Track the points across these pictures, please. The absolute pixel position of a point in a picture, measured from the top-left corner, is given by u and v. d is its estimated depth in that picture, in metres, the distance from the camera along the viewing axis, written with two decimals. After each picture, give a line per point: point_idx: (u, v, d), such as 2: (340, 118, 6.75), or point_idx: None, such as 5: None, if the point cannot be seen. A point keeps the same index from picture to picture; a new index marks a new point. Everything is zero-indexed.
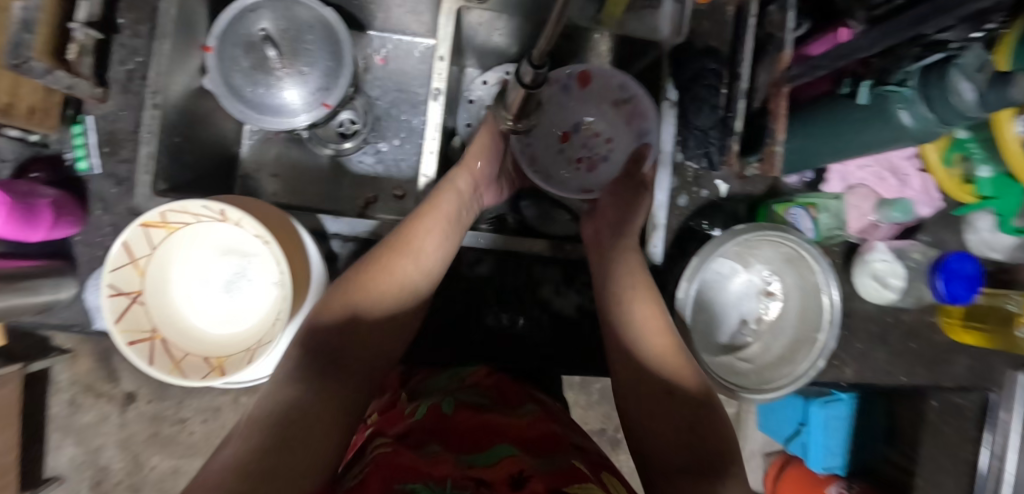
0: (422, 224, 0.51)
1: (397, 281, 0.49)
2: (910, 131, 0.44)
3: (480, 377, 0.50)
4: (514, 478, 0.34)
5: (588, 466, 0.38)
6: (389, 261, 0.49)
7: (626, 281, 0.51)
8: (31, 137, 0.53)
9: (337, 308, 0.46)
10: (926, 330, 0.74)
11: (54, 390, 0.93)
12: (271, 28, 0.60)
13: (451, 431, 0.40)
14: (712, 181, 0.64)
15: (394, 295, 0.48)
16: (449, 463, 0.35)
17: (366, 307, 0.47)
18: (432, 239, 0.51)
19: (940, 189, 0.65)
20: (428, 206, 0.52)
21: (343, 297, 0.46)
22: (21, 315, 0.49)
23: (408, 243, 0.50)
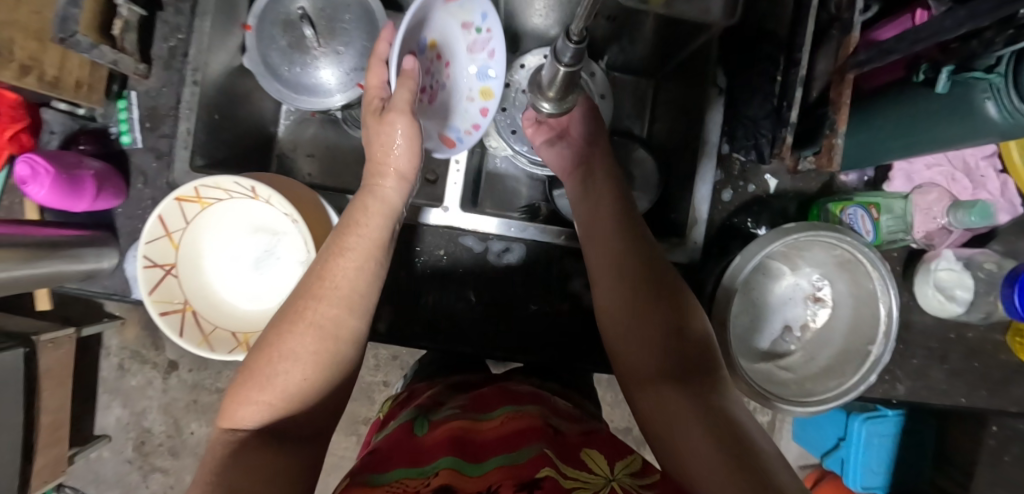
0: (340, 254, 0.38)
1: (321, 331, 0.35)
2: (999, 125, 0.39)
3: (460, 399, 0.47)
4: (486, 491, 0.31)
5: (560, 453, 0.36)
6: (301, 305, 0.35)
7: (603, 256, 0.46)
8: (79, 111, 0.54)
9: (258, 396, 0.33)
10: (991, 348, 0.67)
11: (104, 354, 0.98)
12: (308, 6, 0.59)
13: (415, 453, 0.37)
14: (760, 176, 0.60)
15: (314, 352, 0.34)
16: (410, 491, 0.32)
17: (278, 383, 0.32)
18: (354, 267, 0.37)
19: (1022, 194, 0.59)
20: (351, 224, 0.40)
21: (260, 369, 0.33)
22: (67, 281, 0.52)
23: (324, 281, 0.36)
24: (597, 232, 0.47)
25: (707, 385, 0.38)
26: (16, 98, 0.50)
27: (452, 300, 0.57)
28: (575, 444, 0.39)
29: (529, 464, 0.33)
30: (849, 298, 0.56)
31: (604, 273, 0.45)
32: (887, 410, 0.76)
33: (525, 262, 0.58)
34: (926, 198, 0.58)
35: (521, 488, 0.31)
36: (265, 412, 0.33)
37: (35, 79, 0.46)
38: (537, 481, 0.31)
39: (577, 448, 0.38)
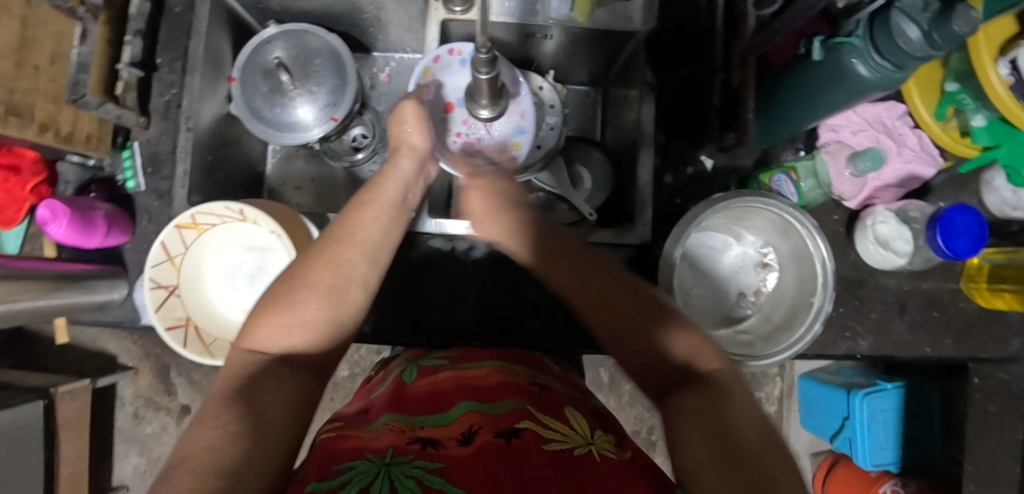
0: (361, 210, 0.47)
1: (344, 272, 0.43)
2: (869, 81, 0.46)
3: (451, 352, 0.52)
4: (464, 435, 0.34)
5: (543, 407, 0.39)
6: (330, 249, 0.44)
7: (562, 261, 0.50)
8: (90, 162, 0.62)
9: (280, 321, 0.39)
10: (949, 298, 0.69)
11: (120, 404, 1.03)
12: (284, 55, 0.68)
13: (404, 400, 0.41)
14: (697, 158, 0.66)
15: (335, 285, 0.42)
16: (398, 431, 0.35)
17: (301, 304, 0.40)
18: (373, 224, 0.47)
19: (939, 145, 0.65)
20: (371, 190, 0.50)
21: (282, 295, 0.40)
22: (83, 312, 0.58)
23: (353, 229, 0.46)
24: (541, 243, 0.52)
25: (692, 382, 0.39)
26: (37, 155, 0.60)
27: (431, 298, 0.63)
28: (557, 400, 0.41)
29: (509, 415, 0.36)
30: (790, 259, 0.61)
31: (564, 279, 0.50)
32: (885, 384, 0.87)
33: (490, 257, 0.63)
34: (833, 153, 0.63)
35: (499, 435, 0.34)
36: (282, 337, 0.39)
37: (53, 136, 0.54)
38: (517, 432, 0.34)
39: (560, 405, 0.40)
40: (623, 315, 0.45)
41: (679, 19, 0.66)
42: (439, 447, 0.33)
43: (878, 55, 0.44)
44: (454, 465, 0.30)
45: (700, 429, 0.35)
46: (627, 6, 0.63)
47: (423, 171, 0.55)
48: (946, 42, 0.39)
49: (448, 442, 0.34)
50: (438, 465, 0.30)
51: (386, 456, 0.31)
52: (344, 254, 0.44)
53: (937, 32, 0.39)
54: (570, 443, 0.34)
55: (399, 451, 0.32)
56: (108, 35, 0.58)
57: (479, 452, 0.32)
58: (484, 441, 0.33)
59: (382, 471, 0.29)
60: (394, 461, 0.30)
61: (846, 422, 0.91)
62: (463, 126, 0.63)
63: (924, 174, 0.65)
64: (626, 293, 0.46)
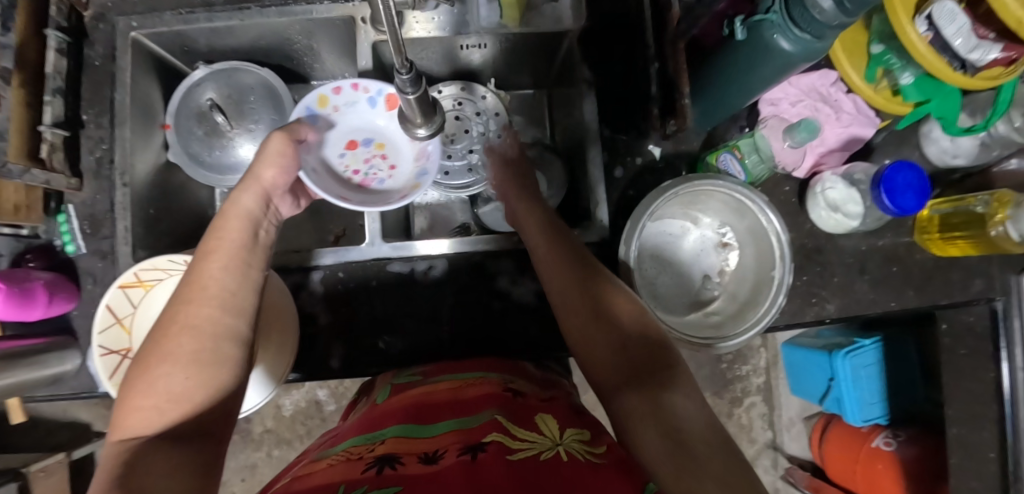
0: (205, 255, 0.41)
1: (194, 326, 0.36)
2: (794, 55, 0.47)
3: (426, 368, 0.52)
4: (428, 455, 0.33)
5: (514, 416, 0.37)
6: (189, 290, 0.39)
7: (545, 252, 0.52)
8: (22, 231, 0.59)
9: (139, 408, 0.32)
10: (906, 250, 0.71)
11: None
12: (216, 96, 0.66)
13: (373, 421, 0.40)
14: (646, 148, 0.66)
15: (189, 350, 0.35)
16: (357, 458, 0.33)
17: (154, 381, 0.33)
18: (218, 267, 0.41)
19: (874, 107, 0.66)
20: (213, 237, 0.44)
21: (143, 373, 0.34)
22: (34, 388, 0.55)
23: (200, 267, 0.40)
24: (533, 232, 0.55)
25: (662, 374, 0.39)
26: None
27: (397, 325, 0.61)
28: (529, 406, 0.40)
29: (480, 427, 0.35)
30: (747, 235, 0.62)
31: (551, 270, 0.50)
32: (862, 340, 0.89)
33: (451, 274, 0.61)
34: (771, 128, 0.63)
35: (466, 450, 0.32)
36: (152, 419, 0.32)
37: None
38: (483, 445, 0.33)
39: (533, 412, 0.39)
40: (574, 307, 0.46)
41: (609, 12, 0.67)
42: (399, 467, 0.31)
43: (796, 28, 0.45)
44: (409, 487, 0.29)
45: (646, 426, 0.35)
46: (556, 6, 0.63)
47: (272, 208, 0.50)
48: (856, 9, 0.41)
49: (409, 458, 0.32)
50: (394, 489, 0.28)
51: (338, 491, 0.29)
52: (197, 314, 0.37)
53: (848, 0, 0.40)
54: (538, 448, 0.33)
55: (352, 483, 0.30)
56: (24, 98, 0.55)
57: (443, 471, 0.30)
58: (450, 460, 0.31)
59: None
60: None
61: (832, 383, 0.92)
62: (365, 164, 0.65)
63: (865, 135, 0.67)
64: (596, 306, 0.45)
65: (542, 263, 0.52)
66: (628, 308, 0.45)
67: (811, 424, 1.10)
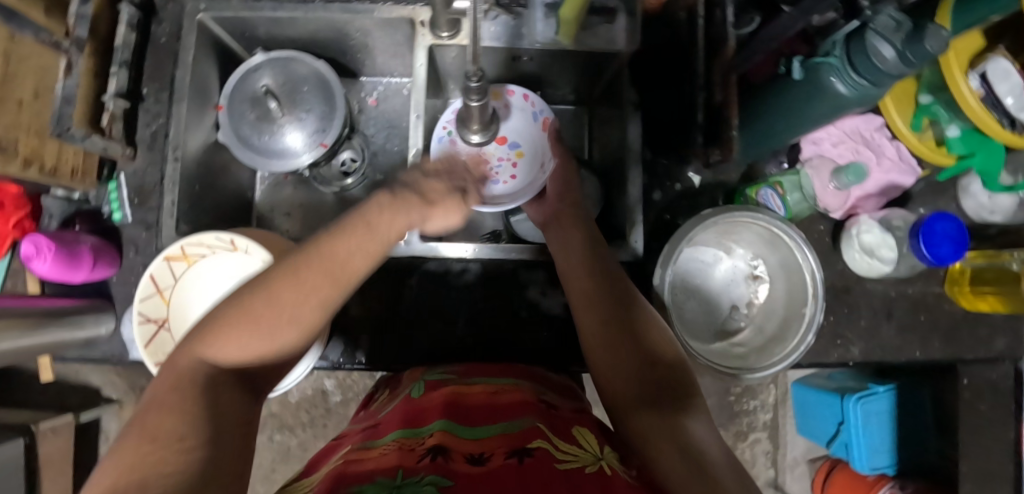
0: (350, 230, 0.41)
1: (317, 297, 0.37)
2: (849, 99, 0.48)
3: (455, 367, 0.52)
4: (474, 456, 0.34)
5: (552, 426, 0.38)
6: (327, 254, 0.39)
7: (573, 266, 0.52)
8: (75, 195, 0.60)
9: (237, 337, 0.35)
10: (934, 301, 0.70)
11: (104, 439, 0.99)
12: (271, 83, 0.68)
13: (412, 416, 0.41)
14: (685, 174, 0.67)
15: (287, 319, 0.36)
16: (405, 449, 0.35)
17: (230, 333, 0.35)
18: (366, 254, 0.41)
19: (917, 156, 0.66)
20: (376, 209, 0.43)
21: (243, 312, 0.35)
22: (68, 348, 0.57)
23: (360, 232, 0.41)
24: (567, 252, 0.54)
25: (679, 396, 0.40)
26: (18, 190, 0.57)
27: (424, 323, 0.62)
28: (566, 420, 0.41)
29: (522, 433, 0.36)
30: (780, 270, 0.62)
31: (580, 275, 0.52)
32: (876, 387, 0.87)
33: (483, 278, 0.62)
34: (816, 169, 0.65)
35: (511, 454, 0.33)
36: (243, 353, 0.36)
37: (37, 171, 0.53)
38: (529, 451, 0.33)
39: (570, 425, 0.40)
40: (600, 307, 0.48)
41: (661, 39, 0.68)
42: (448, 462, 0.32)
43: (855, 73, 0.46)
44: (463, 484, 0.30)
45: (660, 446, 0.35)
46: (610, 28, 0.65)
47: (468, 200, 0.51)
48: (919, 60, 0.42)
49: (457, 454, 0.34)
50: (448, 482, 0.30)
51: (396, 477, 0.31)
52: (312, 290, 0.37)
53: (911, 51, 0.42)
54: (581, 461, 0.33)
55: (408, 471, 0.31)
56: (93, 67, 0.57)
57: (492, 472, 0.31)
58: (498, 463, 0.32)
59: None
60: (404, 483, 0.30)
61: (841, 427, 0.91)
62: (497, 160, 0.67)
63: (904, 183, 0.67)
64: (615, 319, 0.47)
65: (570, 281, 0.53)
66: (655, 331, 0.46)
67: (816, 466, 1.09)
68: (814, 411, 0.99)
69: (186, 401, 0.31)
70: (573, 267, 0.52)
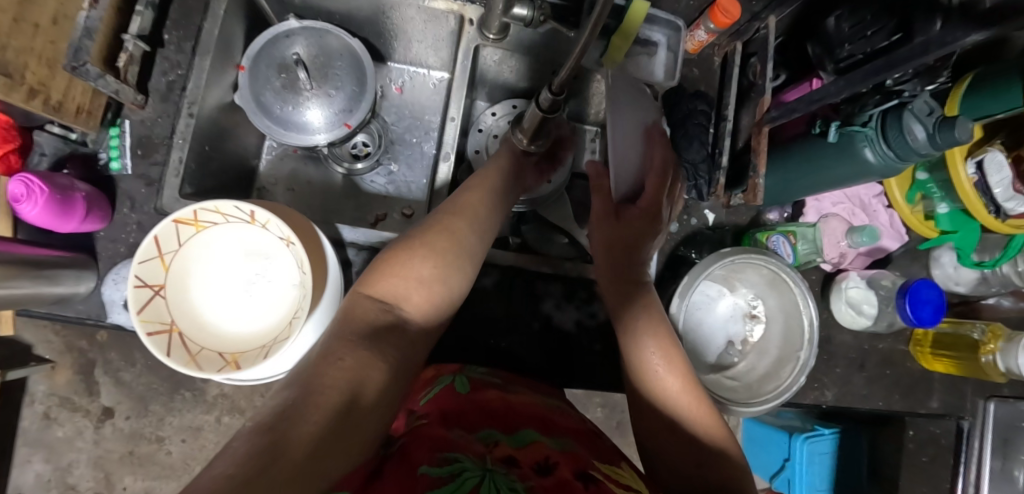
0: (472, 192, 0.54)
1: (447, 233, 0.49)
2: (875, 167, 0.52)
3: (495, 370, 0.51)
4: (542, 463, 0.34)
5: (592, 451, 0.39)
6: (446, 220, 0.50)
7: (643, 356, 0.51)
8: (72, 135, 0.55)
9: (397, 278, 0.44)
10: (899, 357, 0.77)
11: (29, 401, 0.87)
12: (303, 53, 0.65)
13: (466, 414, 0.40)
14: (701, 211, 0.69)
15: (455, 248, 0.48)
16: (471, 446, 0.35)
17: (418, 259, 0.46)
18: (483, 208, 0.53)
19: (906, 225, 0.73)
20: (477, 176, 0.56)
21: (425, 243, 0.48)
22: (41, 303, 0.51)
23: (471, 200, 0.53)
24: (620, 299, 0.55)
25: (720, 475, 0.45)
26: (9, 121, 0.51)
27: None
28: (607, 451, 0.40)
29: (570, 455, 0.36)
30: (778, 313, 0.66)
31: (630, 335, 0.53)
32: (823, 428, 0.87)
33: (499, 283, 0.63)
34: (830, 226, 0.70)
35: (574, 475, 0.33)
36: (398, 291, 0.44)
37: (40, 103, 0.48)
38: (591, 477, 0.34)
39: (616, 456, 0.40)
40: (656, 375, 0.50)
41: (695, 78, 0.71)
42: (518, 471, 0.33)
43: (886, 145, 0.50)
44: (538, 487, 0.31)
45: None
46: (651, 61, 0.67)
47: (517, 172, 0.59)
48: (945, 144, 0.45)
49: (524, 463, 0.34)
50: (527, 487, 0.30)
51: (484, 461, 0.33)
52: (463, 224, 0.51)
53: (940, 135, 0.45)
54: None
55: (493, 461, 0.33)
56: (118, 3, 0.53)
57: (554, 489, 0.31)
58: (565, 477, 0.33)
59: (483, 475, 0.30)
60: (493, 469, 0.32)
61: (786, 464, 0.89)
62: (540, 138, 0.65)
63: (889, 246, 0.73)
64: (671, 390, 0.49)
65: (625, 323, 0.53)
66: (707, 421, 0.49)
67: None
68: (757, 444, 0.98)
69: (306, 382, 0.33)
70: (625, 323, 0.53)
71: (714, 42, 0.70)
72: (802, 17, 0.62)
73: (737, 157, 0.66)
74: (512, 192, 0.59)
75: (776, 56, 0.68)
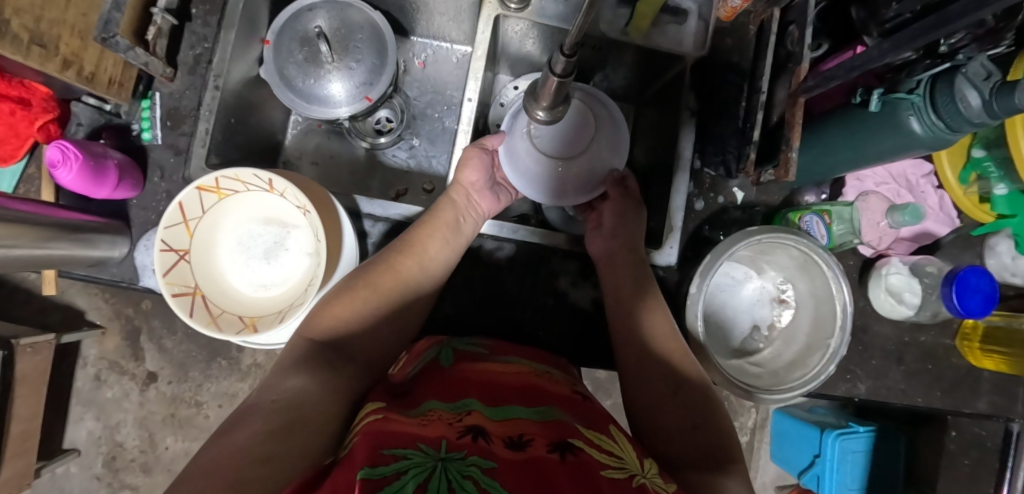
0: (424, 230, 0.55)
1: (396, 274, 0.52)
2: (921, 140, 0.48)
3: (485, 341, 0.53)
4: (515, 438, 0.33)
5: (586, 422, 0.38)
6: (395, 261, 0.53)
7: (630, 347, 0.53)
8: (106, 107, 0.58)
9: (338, 315, 0.48)
10: (943, 352, 0.71)
11: (82, 363, 0.93)
12: (325, 26, 0.65)
13: (446, 385, 0.41)
14: (729, 188, 0.66)
15: (395, 289, 0.52)
16: (444, 421, 0.34)
17: (356, 304, 0.49)
18: (433, 244, 0.55)
19: (958, 208, 0.68)
20: (429, 214, 0.57)
21: (351, 291, 0.50)
22: (80, 264, 0.54)
23: (424, 236, 0.55)
24: (618, 274, 0.57)
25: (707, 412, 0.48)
26: (48, 92, 0.56)
27: (453, 299, 0.62)
28: (599, 416, 0.42)
29: (555, 425, 0.35)
30: (808, 298, 0.63)
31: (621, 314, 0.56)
32: (857, 425, 0.77)
33: (515, 259, 0.62)
34: (869, 205, 0.66)
35: (554, 448, 0.32)
36: (337, 328, 0.47)
37: (75, 74, 0.51)
38: (571, 448, 0.33)
39: (606, 423, 0.40)
40: (643, 349, 0.53)
41: (728, 49, 0.67)
42: (488, 443, 0.32)
43: (935, 115, 0.46)
44: (507, 465, 0.29)
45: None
46: (680, 31, 0.64)
47: (472, 205, 0.60)
48: (1004, 112, 0.41)
49: (497, 437, 0.33)
50: (491, 464, 0.28)
51: (441, 448, 0.29)
52: (404, 265, 0.53)
53: (998, 102, 0.41)
54: (627, 471, 0.32)
55: (451, 445, 0.30)
56: None
57: (533, 461, 0.30)
58: (540, 453, 0.31)
59: (436, 466, 0.27)
60: (447, 456, 0.28)
61: (816, 460, 0.81)
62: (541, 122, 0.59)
63: (940, 231, 0.68)
64: (660, 359, 0.52)
65: (614, 308, 0.56)
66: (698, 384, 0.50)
67: None
68: (786, 439, 0.90)
69: (264, 402, 0.37)
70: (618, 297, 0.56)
71: (749, 10, 0.66)
72: None
73: (770, 132, 0.61)
74: (470, 226, 0.59)
75: (817, 24, 0.63)
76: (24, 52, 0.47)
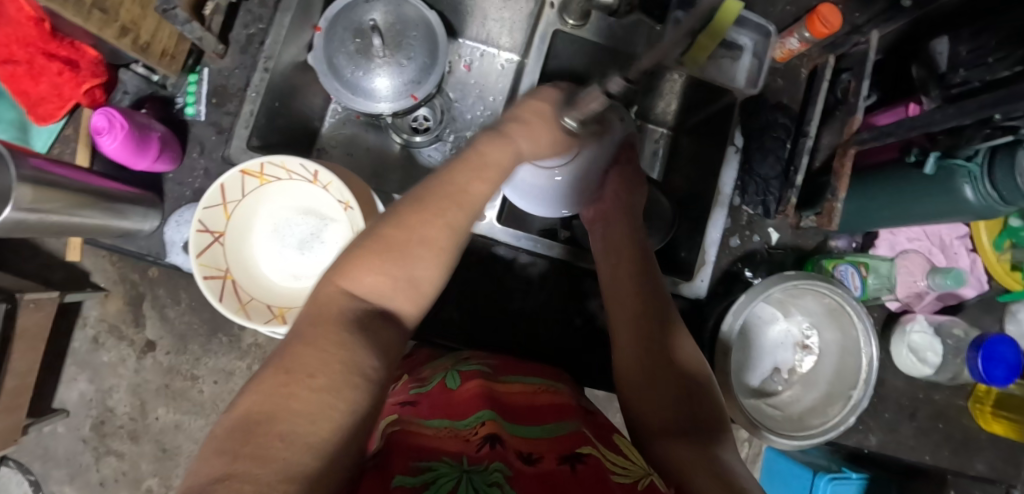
0: (470, 164, 0.41)
1: (451, 226, 0.38)
2: (972, 205, 0.48)
3: (491, 359, 0.51)
4: (525, 454, 0.32)
5: (597, 435, 0.38)
6: (436, 198, 0.38)
7: (625, 333, 0.48)
8: (154, 78, 0.58)
9: (377, 270, 0.35)
10: (954, 413, 0.71)
11: (82, 323, 0.92)
12: (380, 20, 0.64)
13: (458, 399, 0.40)
14: (765, 228, 0.66)
15: (447, 242, 0.38)
16: (458, 436, 0.34)
17: (402, 268, 0.36)
18: (487, 183, 0.41)
19: (989, 274, 0.68)
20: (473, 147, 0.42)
21: (392, 243, 0.36)
22: (111, 232, 0.54)
23: (476, 170, 0.41)
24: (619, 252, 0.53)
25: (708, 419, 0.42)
26: (97, 56, 0.56)
27: (480, 308, 0.62)
28: (604, 428, 0.41)
29: (569, 439, 0.35)
30: (834, 347, 0.62)
31: (619, 299, 0.50)
32: (851, 471, 0.73)
33: (544, 276, 0.62)
34: (907, 262, 0.66)
35: (564, 460, 0.32)
36: (383, 287, 0.35)
37: (131, 42, 0.50)
38: (581, 456, 0.32)
39: (610, 434, 0.40)
40: (641, 333, 0.47)
41: (779, 88, 0.67)
42: (503, 452, 0.32)
43: (991, 186, 0.46)
44: (527, 478, 0.29)
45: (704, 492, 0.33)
46: (734, 66, 0.64)
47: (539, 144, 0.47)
48: None
49: (512, 446, 0.33)
50: (509, 472, 0.29)
51: (461, 462, 0.30)
52: (455, 210, 0.39)
53: None
54: (632, 476, 0.33)
55: (470, 459, 0.30)
56: None
57: (547, 477, 0.30)
58: (551, 466, 0.31)
59: (462, 477, 0.28)
60: (471, 468, 0.29)
61: None
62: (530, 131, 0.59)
63: (967, 294, 0.68)
64: (660, 337, 0.46)
65: (613, 295, 0.51)
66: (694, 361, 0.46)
67: None
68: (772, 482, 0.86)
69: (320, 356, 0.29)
70: (618, 274, 0.51)
71: (804, 53, 0.66)
72: (906, 35, 0.59)
73: (814, 177, 0.62)
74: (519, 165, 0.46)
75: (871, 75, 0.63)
76: (85, 15, 0.46)
